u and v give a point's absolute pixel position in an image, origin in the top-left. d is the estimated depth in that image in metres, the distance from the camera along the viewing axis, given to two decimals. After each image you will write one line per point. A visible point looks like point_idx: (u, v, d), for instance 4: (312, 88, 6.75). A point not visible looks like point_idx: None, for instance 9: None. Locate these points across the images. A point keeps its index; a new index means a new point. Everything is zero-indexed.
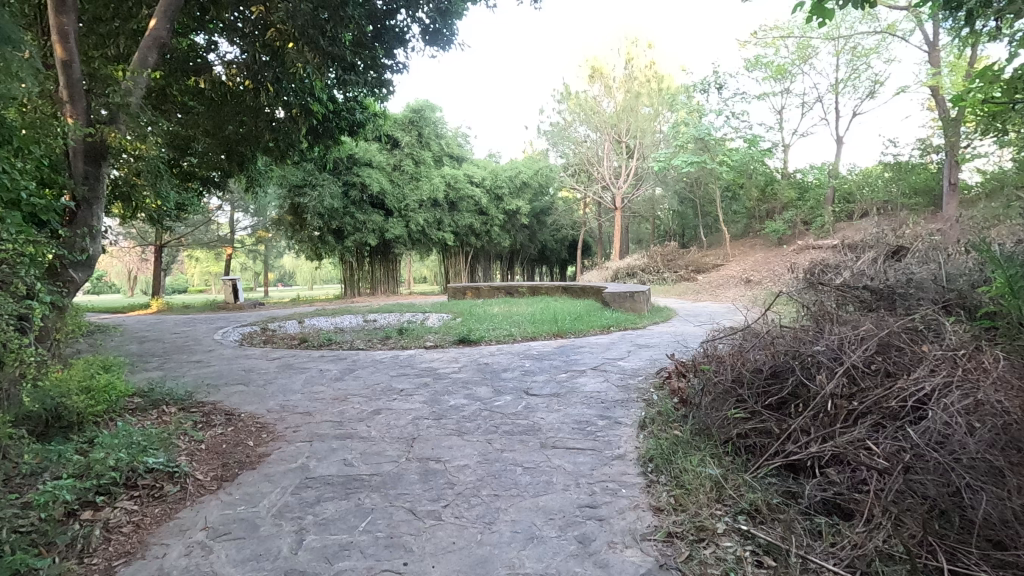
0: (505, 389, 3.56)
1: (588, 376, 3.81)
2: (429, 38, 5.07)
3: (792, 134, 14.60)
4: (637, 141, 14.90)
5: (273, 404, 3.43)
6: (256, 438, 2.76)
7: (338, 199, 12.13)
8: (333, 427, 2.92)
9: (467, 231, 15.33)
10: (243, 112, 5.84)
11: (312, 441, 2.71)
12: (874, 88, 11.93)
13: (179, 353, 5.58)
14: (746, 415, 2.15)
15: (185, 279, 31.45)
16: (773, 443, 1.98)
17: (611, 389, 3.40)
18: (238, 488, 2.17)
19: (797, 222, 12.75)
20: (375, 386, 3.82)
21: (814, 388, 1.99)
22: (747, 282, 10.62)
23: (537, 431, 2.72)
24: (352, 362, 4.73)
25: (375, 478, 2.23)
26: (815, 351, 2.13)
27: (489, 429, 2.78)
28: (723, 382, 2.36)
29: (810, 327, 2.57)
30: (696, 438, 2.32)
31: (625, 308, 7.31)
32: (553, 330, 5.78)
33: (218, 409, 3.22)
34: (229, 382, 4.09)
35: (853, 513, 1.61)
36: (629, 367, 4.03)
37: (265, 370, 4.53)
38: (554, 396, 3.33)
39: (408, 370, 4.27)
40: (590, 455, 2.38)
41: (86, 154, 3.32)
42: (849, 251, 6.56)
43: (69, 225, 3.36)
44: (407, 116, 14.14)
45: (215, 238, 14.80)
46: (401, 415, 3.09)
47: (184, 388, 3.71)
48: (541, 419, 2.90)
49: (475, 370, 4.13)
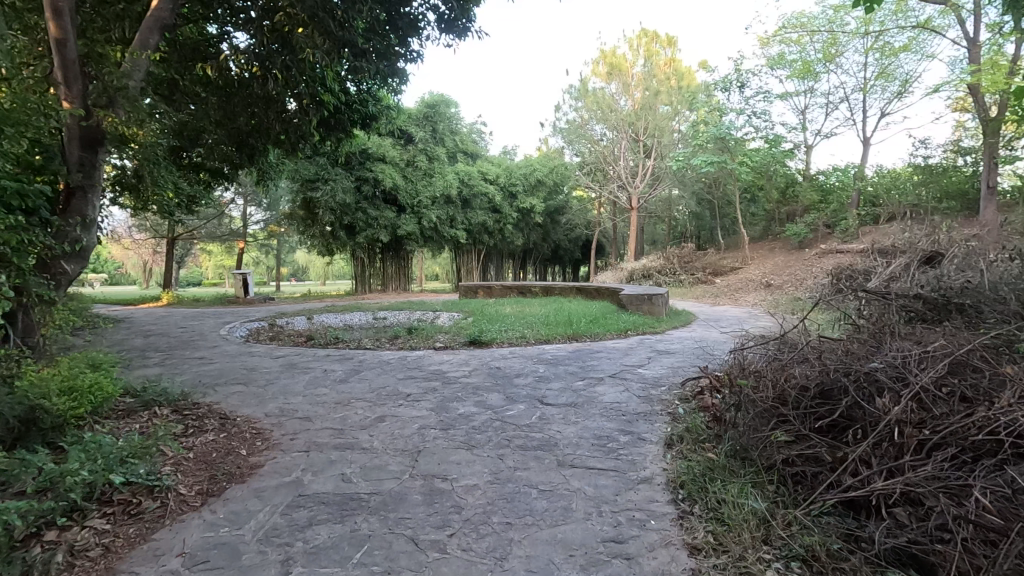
0: (518, 396, 3.34)
1: (606, 384, 3.58)
2: (444, 26, 4.86)
3: (815, 135, 14.19)
4: (655, 139, 14.57)
5: (272, 407, 3.24)
6: (249, 446, 2.57)
7: (350, 194, 11.96)
8: (333, 436, 2.71)
9: (480, 229, 15.13)
10: (253, 103, 5.68)
11: (309, 452, 2.51)
12: (904, 88, 11.52)
13: (182, 349, 5.42)
14: (791, 439, 1.91)
15: (200, 271, 31.63)
16: (825, 473, 1.74)
17: (632, 400, 3.17)
18: (225, 505, 1.98)
19: (819, 225, 12.40)
20: (380, 390, 3.61)
21: (874, 412, 1.74)
22: (767, 286, 10.28)
23: (552, 446, 2.49)
24: (358, 362, 4.54)
25: (374, 498, 2.01)
26: (872, 368, 1.88)
27: (501, 442, 2.56)
28: (762, 399, 2.12)
29: (861, 339, 2.30)
30: (731, 461, 2.08)
31: (642, 311, 7.06)
32: (568, 333, 5.53)
33: (213, 413, 3.03)
34: (229, 381, 3.91)
35: (934, 566, 1.38)
36: (650, 375, 3.79)
37: (268, 369, 4.35)
38: (571, 406, 3.10)
39: (415, 373, 4.07)
40: (612, 477, 2.15)
41: (83, 139, 3.14)
42: (880, 256, 6.23)
43: (61, 214, 3.20)
44: (421, 111, 13.94)
45: (227, 232, 14.75)
46: (406, 423, 2.87)
47: (181, 387, 3.54)
48: (557, 433, 2.67)
49: (486, 375, 3.91)
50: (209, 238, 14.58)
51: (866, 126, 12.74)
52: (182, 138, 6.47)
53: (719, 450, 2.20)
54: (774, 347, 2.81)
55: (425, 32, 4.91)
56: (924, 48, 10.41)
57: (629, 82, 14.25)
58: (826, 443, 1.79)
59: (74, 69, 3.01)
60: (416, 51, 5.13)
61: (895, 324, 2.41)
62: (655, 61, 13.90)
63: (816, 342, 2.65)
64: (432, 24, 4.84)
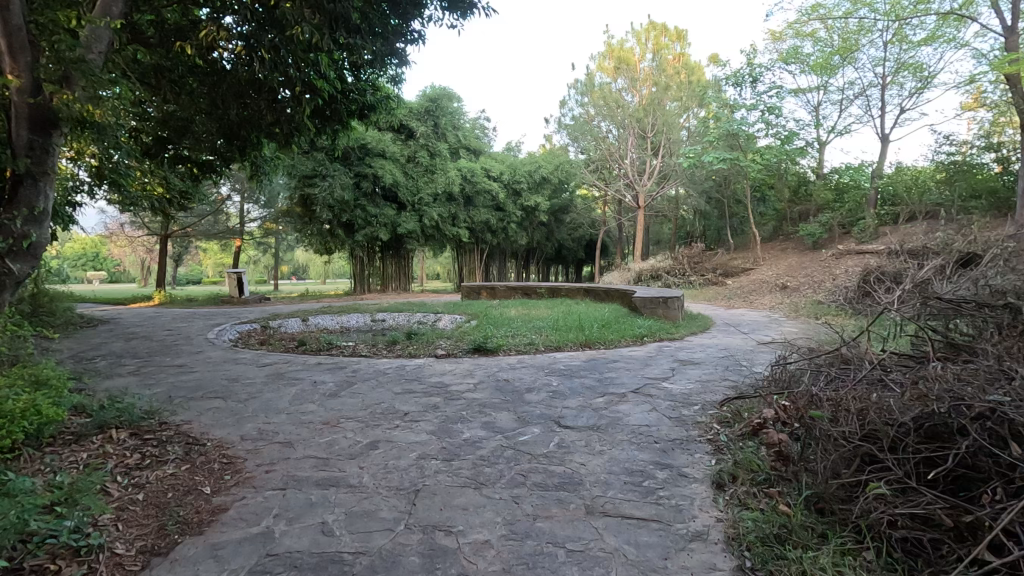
0: (531, 417, 2.92)
1: (631, 402, 3.15)
2: (447, 4, 4.44)
3: (829, 132, 13.78)
4: (663, 136, 14.13)
5: (249, 429, 2.82)
6: (215, 482, 2.15)
7: (349, 190, 11.56)
8: (315, 468, 2.30)
9: (483, 227, 14.74)
10: (244, 93, 5.32)
11: (286, 490, 2.09)
12: (926, 84, 11.11)
13: (162, 355, 5.01)
14: (892, 492, 1.51)
15: (200, 271, 31.16)
16: (952, 543, 1.33)
17: (662, 423, 2.75)
18: (171, 571, 1.56)
19: (834, 225, 11.96)
20: (373, 408, 3.19)
21: (1013, 463, 1.34)
22: (782, 287, 9.86)
23: (577, 485, 2.08)
24: (352, 372, 4.13)
25: (361, 561, 1.59)
26: (994, 401, 1.48)
27: (516, 479, 2.14)
28: (845, 435, 1.73)
29: (965, 364, 1.88)
30: (808, 515, 1.69)
31: (656, 315, 6.64)
32: (580, 340, 5.11)
33: (180, 436, 2.62)
34: (205, 395, 3.49)
35: None
36: (677, 391, 3.37)
37: (252, 380, 3.94)
38: (593, 430, 2.68)
39: (413, 387, 3.64)
40: (657, 532, 1.72)
41: (33, 120, 2.78)
42: (912, 259, 5.81)
43: (7, 204, 2.86)
44: (422, 105, 13.45)
45: (224, 230, 14.35)
46: (402, 452, 2.46)
47: (148, 404, 3.12)
48: (581, 467, 2.25)
49: (493, 390, 3.50)
50: (204, 235, 14.17)
51: (884, 123, 12.30)
52: (168, 129, 6.07)
53: (788, 497, 1.81)
54: (833, 371, 2.42)
55: (427, 10, 4.50)
56: (949, 38, 9.98)
57: (636, 77, 13.84)
58: (944, 500, 1.39)
59: (19, 37, 2.55)
60: (418, 32, 4.74)
61: (1001, 344, 1.99)
62: (664, 55, 13.47)
63: (889, 367, 2.26)
64: (436, 2, 4.43)
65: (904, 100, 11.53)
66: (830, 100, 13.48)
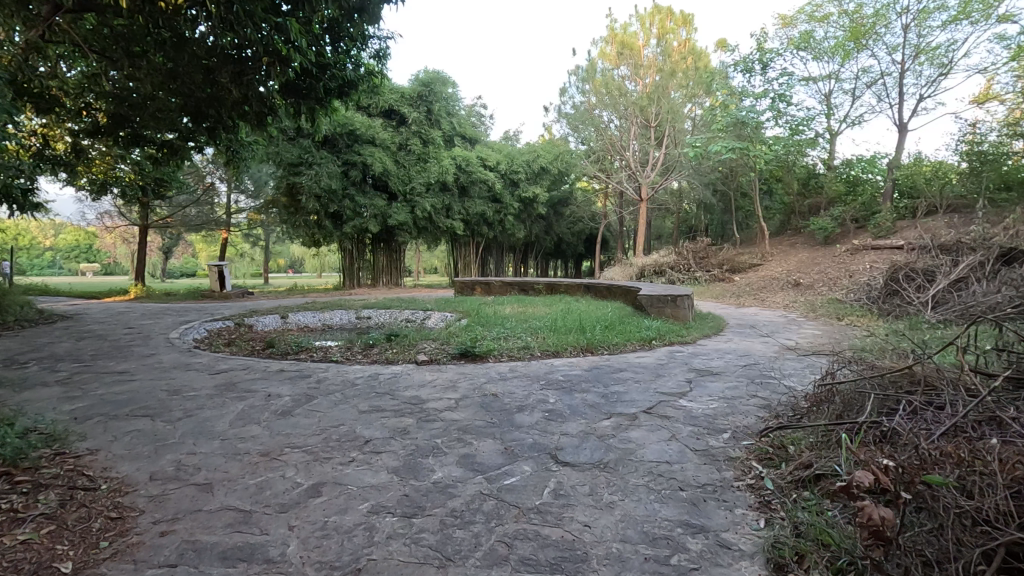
0: (522, 449, 2.33)
1: (644, 428, 2.56)
2: None
3: (840, 122, 13.20)
4: (667, 125, 13.57)
5: (166, 463, 2.23)
6: (80, 554, 1.56)
7: (337, 179, 10.99)
8: (228, 529, 1.71)
9: (478, 219, 14.18)
10: (211, 69, 4.63)
11: (176, 569, 1.50)
12: (947, 71, 10.51)
13: (106, 358, 4.42)
14: None
15: (196, 262, 30.49)
16: None
17: (686, 458, 2.18)
18: None
19: (847, 219, 11.44)
20: (329, 432, 2.60)
21: None
22: (795, 284, 9.26)
23: (581, 564, 1.50)
24: (316, 382, 3.55)
25: None
26: None
27: (496, 553, 1.55)
28: (985, 514, 1.17)
29: None
30: None
31: (665, 316, 6.05)
32: (582, 344, 4.52)
33: (65, 478, 2.03)
34: (132, 413, 2.90)
35: None
36: (698, 411, 2.80)
37: (196, 392, 3.34)
38: (600, 469, 2.10)
39: (383, 403, 3.06)
40: None
41: None
42: (948, 255, 5.31)
43: None
44: (416, 90, 12.73)
45: (209, 221, 13.74)
46: (352, 503, 1.87)
47: (49, 427, 2.52)
48: (586, 531, 1.66)
49: (478, 408, 2.91)
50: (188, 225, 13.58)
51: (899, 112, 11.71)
52: (126, 108, 5.40)
53: None
54: (918, 402, 1.84)
55: None
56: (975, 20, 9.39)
57: (639, 64, 13.17)
58: None
59: None
60: None
61: None
62: (668, 41, 12.74)
63: (1006, 402, 1.66)
64: None
65: (922, 89, 10.94)
66: (841, 88, 12.88)
